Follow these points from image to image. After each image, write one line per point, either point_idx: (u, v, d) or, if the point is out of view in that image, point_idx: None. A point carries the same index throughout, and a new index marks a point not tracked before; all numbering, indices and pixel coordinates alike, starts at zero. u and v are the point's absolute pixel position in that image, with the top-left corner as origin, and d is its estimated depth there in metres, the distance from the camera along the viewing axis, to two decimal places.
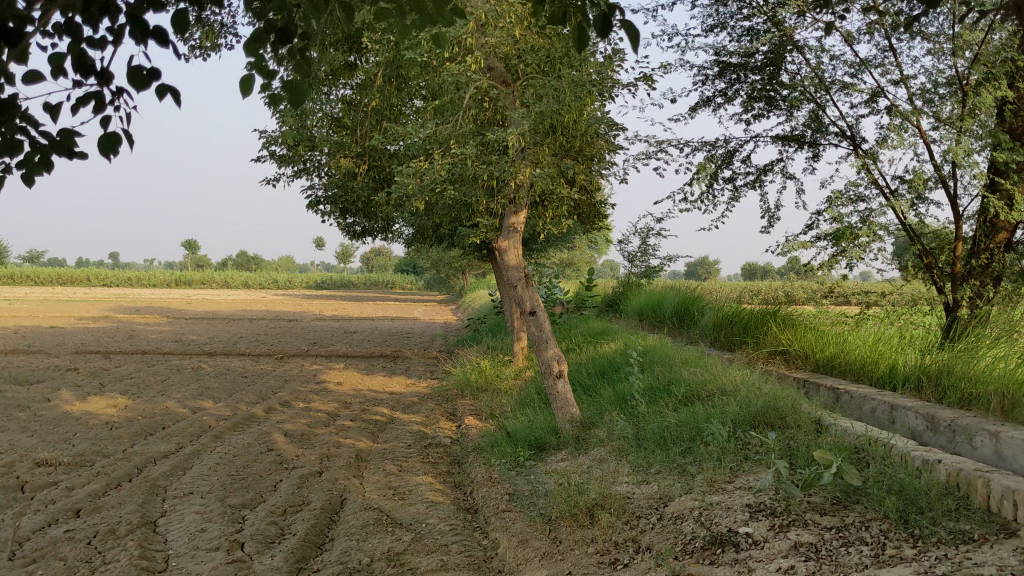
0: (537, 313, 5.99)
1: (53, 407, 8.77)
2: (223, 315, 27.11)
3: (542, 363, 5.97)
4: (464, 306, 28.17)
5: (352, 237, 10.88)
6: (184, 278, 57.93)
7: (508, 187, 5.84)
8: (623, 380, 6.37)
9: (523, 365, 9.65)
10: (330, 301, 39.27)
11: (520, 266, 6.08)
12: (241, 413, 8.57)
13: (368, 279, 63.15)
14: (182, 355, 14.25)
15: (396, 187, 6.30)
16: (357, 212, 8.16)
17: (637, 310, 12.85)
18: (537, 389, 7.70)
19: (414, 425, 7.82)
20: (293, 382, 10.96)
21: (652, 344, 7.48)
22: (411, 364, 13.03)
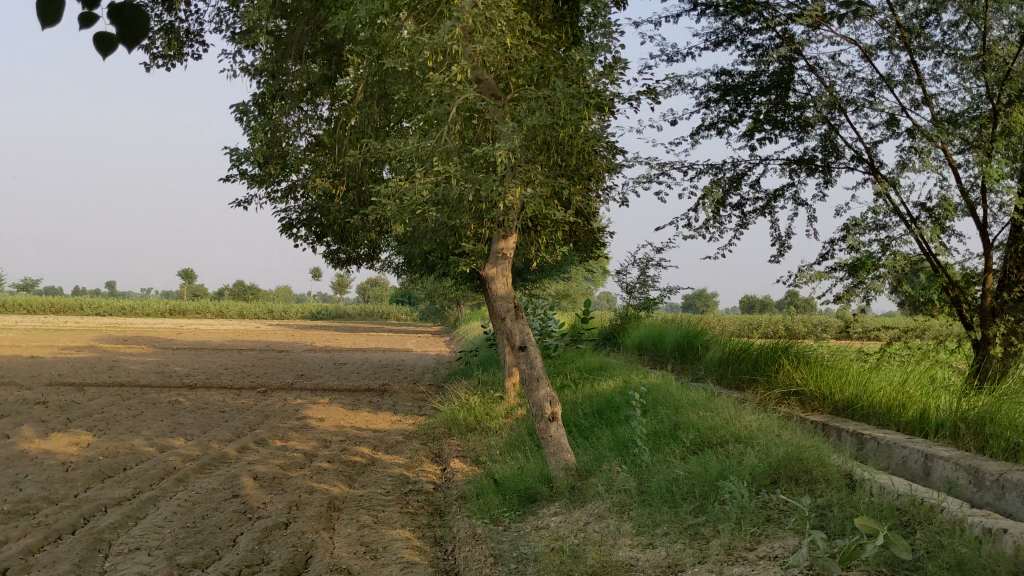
0: (529, 349, 5.39)
1: (9, 445, 8.14)
2: (211, 345, 26.45)
3: (533, 404, 5.37)
4: (458, 338, 27.58)
5: (335, 264, 10.35)
6: (177, 308, 57.27)
7: (497, 209, 5.29)
8: (624, 423, 5.79)
9: (516, 402, 9.08)
10: (321, 331, 38.61)
11: (510, 296, 5.46)
12: (211, 453, 7.96)
13: (364, 310, 62.58)
14: (160, 388, 13.61)
15: (375, 209, 5.75)
16: (337, 237, 7.61)
17: (636, 343, 12.29)
18: (530, 431, 7.12)
19: (396, 468, 7.22)
20: (272, 418, 10.35)
21: (654, 382, 6.91)
22: (399, 398, 12.42)
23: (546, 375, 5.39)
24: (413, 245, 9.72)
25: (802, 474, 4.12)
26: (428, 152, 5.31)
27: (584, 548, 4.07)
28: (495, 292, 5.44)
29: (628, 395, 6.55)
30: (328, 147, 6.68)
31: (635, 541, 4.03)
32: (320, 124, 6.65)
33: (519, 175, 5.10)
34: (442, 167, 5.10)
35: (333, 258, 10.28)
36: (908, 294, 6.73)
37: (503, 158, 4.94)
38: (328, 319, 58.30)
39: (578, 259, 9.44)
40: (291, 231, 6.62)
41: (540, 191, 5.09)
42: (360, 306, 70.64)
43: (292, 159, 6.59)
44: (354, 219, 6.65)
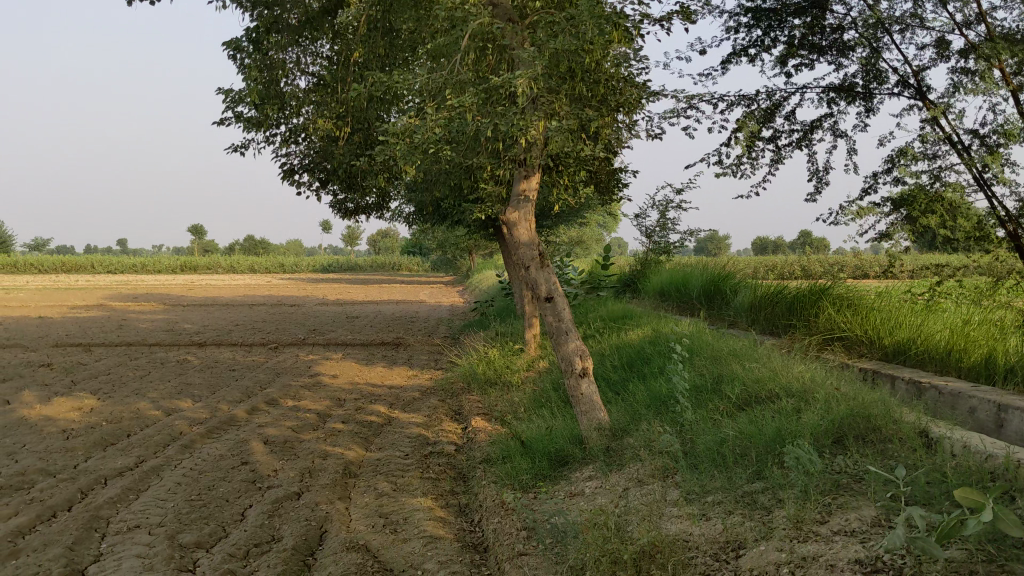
0: (556, 300, 4.91)
1: (9, 412, 7.78)
2: (223, 301, 26.14)
3: (561, 359, 4.92)
4: (471, 288, 27.18)
5: (343, 214, 9.90)
6: (188, 264, 57.01)
7: (518, 146, 4.79)
8: (659, 377, 5.36)
9: (537, 353, 8.67)
10: (333, 285, 38.27)
11: (533, 243, 4.97)
12: (220, 415, 7.58)
13: (375, 262, 62.26)
14: (169, 346, 13.25)
15: (383, 151, 5.26)
16: (343, 183, 7.13)
17: (658, 289, 11.84)
18: (555, 385, 6.71)
19: (413, 428, 6.83)
20: (283, 376, 9.97)
21: (686, 331, 6.48)
22: (414, 352, 12.03)
23: (575, 329, 4.92)
24: (423, 189, 9.23)
25: (869, 433, 3.68)
26: (440, 84, 4.81)
27: (628, 520, 3.66)
28: (518, 239, 4.95)
29: (660, 346, 6.11)
30: (329, 86, 6.17)
31: (685, 511, 3.62)
32: (320, 60, 6.14)
33: (541, 107, 4.61)
34: (456, 100, 4.60)
35: (339, 207, 9.81)
36: (960, 230, 6.24)
37: (524, 88, 4.44)
38: (339, 272, 57.97)
39: (599, 201, 8.94)
40: (293, 179, 6.15)
41: (566, 124, 4.60)
42: (372, 258, 70.30)
43: (290, 99, 6.09)
44: (361, 163, 6.17)
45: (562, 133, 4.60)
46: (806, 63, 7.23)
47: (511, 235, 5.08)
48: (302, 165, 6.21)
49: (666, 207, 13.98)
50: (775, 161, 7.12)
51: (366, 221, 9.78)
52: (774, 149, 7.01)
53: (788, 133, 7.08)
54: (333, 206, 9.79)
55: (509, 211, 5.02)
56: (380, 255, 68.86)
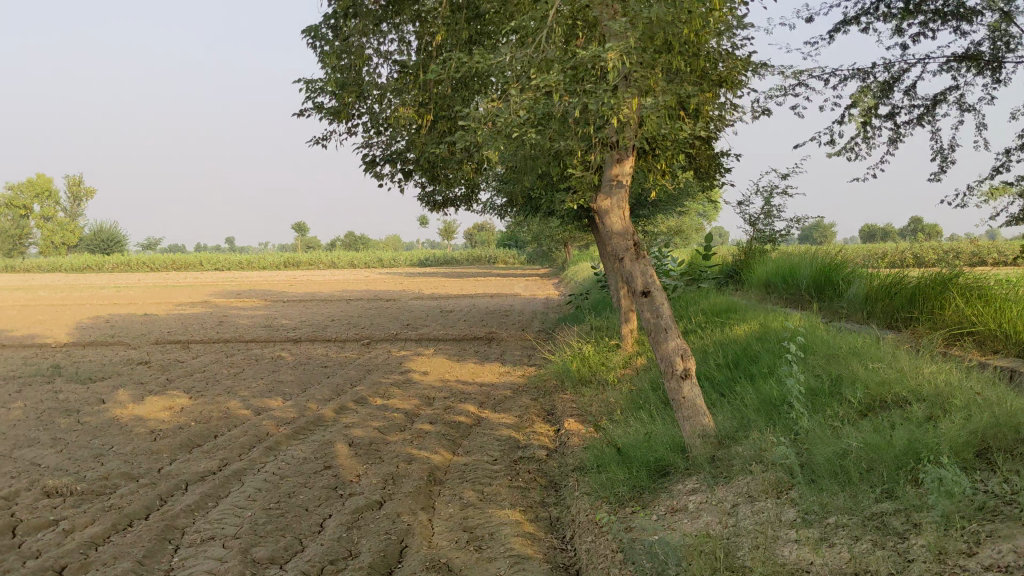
0: (653, 295, 4.49)
1: (102, 411, 7.77)
2: (321, 296, 26.42)
3: (661, 359, 4.51)
4: (567, 280, 26.83)
5: (432, 207, 9.65)
6: (289, 260, 58.20)
7: (610, 128, 4.40)
8: (768, 379, 4.90)
9: (634, 349, 8.25)
10: (429, 278, 38.39)
11: (628, 233, 4.55)
12: (308, 414, 7.41)
13: (471, 255, 62.43)
14: (264, 342, 13.28)
15: (466, 137, 4.93)
16: (428, 173, 6.84)
17: (762, 280, 11.26)
18: (653, 385, 6.29)
19: (504, 428, 6.51)
20: (374, 373, 9.79)
21: (796, 327, 5.98)
22: (508, 347, 11.73)
23: (675, 327, 4.50)
24: (515, 179, 8.90)
25: (1019, 446, 3.19)
26: (525, 63, 4.45)
27: (740, 546, 3.25)
28: (612, 231, 4.56)
29: (771, 346, 5.65)
30: (412, 71, 5.89)
31: (802, 535, 3.19)
32: (401, 45, 5.85)
33: (635, 84, 4.21)
34: (542, 79, 4.24)
35: (429, 198, 9.55)
36: None
37: (616, 64, 4.06)
38: (436, 266, 58.30)
39: (699, 187, 8.46)
40: (375, 172, 5.88)
41: (662, 102, 4.19)
42: (469, 251, 70.55)
43: (371, 84, 5.81)
44: (444, 150, 5.87)
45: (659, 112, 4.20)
46: (928, 31, 6.61)
47: (605, 225, 4.67)
48: (385, 156, 5.94)
49: (769, 194, 13.35)
50: (892, 140, 6.55)
51: (456, 214, 9.51)
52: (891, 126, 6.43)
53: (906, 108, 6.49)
54: (422, 198, 9.53)
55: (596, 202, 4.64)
56: (476, 249, 69.05)
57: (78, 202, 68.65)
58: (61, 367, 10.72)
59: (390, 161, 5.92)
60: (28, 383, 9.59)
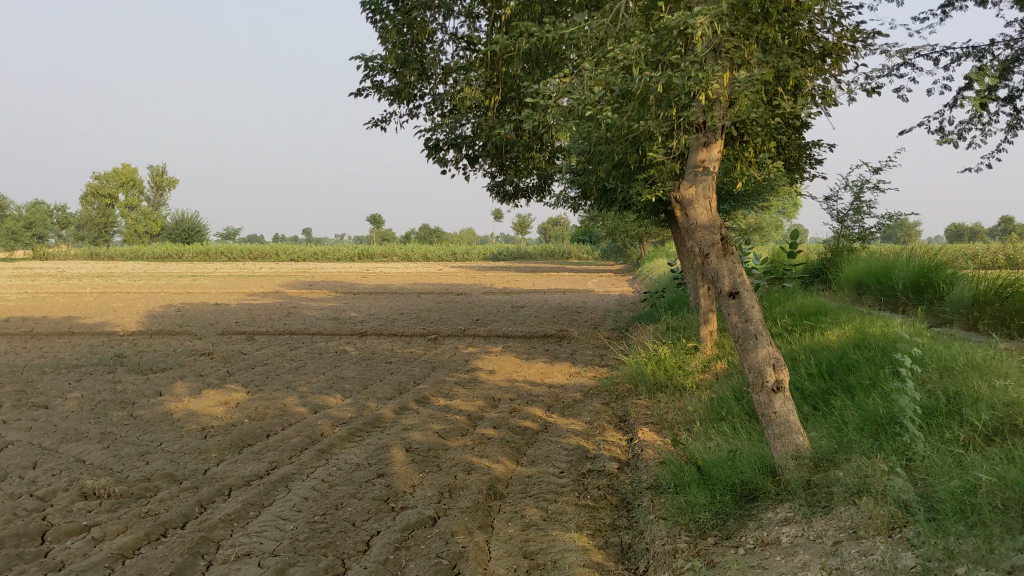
0: (742, 296, 3.94)
1: (158, 404, 7.53)
2: (392, 289, 26.24)
3: (751, 370, 3.96)
4: (642, 277, 26.17)
5: (502, 198, 9.22)
6: (363, 252, 58.57)
7: (698, 106, 3.87)
8: (873, 396, 4.33)
9: (714, 352, 7.70)
10: (502, 272, 38.03)
11: (713, 226, 3.99)
12: (367, 414, 7.04)
13: (544, 250, 62.05)
14: (330, 335, 13.03)
15: (535, 117, 4.45)
16: (496, 159, 6.39)
17: (852, 281, 10.58)
18: (738, 395, 5.75)
19: (572, 436, 6.04)
20: (439, 370, 9.41)
21: (900, 335, 5.38)
22: (579, 346, 11.25)
23: (767, 333, 3.95)
24: (590, 168, 8.40)
25: None
26: (602, 33, 3.95)
27: None
28: (695, 223, 4.02)
29: (873, 355, 5.06)
30: (479, 50, 5.44)
31: None
32: (468, 20, 5.42)
33: (727, 55, 3.69)
34: (620, 49, 3.75)
35: (499, 188, 9.12)
36: None
37: (705, 32, 3.54)
38: (509, 260, 57.97)
39: (788, 179, 7.86)
40: (437, 157, 5.45)
41: (759, 76, 3.66)
42: (542, 246, 70.06)
43: (435, 62, 5.38)
44: (512, 133, 5.41)
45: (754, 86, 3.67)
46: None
47: (686, 217, 4.12)
48: (449, 140, 5.51)
49: (860, 189, 12.59)
50: (1010, 128, 5.89)
51: (527, 204, 9.06)
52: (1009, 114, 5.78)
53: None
54: (491, 186, 9.10)
55: (675, 192, 4.11)
56: (549, 244, 68.63)
57: (161, 193, 70.20)
58: (126, 357, 10.59)
59: (454, 145, 5.48)
60: (89, 373, 9.46)
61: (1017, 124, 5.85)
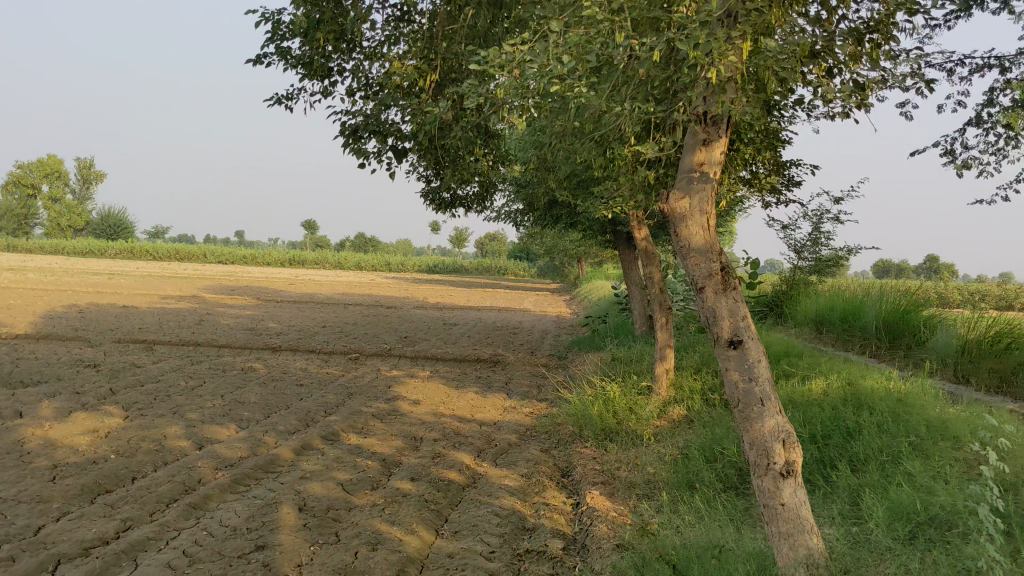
0: (746, 346, 2.93)
1: (11, 430, 6.27)
2: (321, 298, 24.87)
3: (753, 444, 2.95)
4: (581, 298, 25.22)
5: (437, 207, 8.18)
6: (295, 258, 56.80)
7: (703, 86, 2.84)
8: (901, 485, 3.35)
9: (671, 394, 6.72)
10: (437, 286, 36.91)
11: (710, 250, 2.98)
12: (261, 453, 5.89)
13: (482, 265, 61.04)
14: (240, 348, 11.75)
15: (481, 93, 3.41)
16: (431, 154, 5.33)
17: (815, 316, 9.73)
18: (708, 458, 4.77)
19: (504, 495, 4.98)
20: (355, 398, 8.26)
21: (906, 397, 4.45)
22: (515, 374, 10.19)
23: (777, 400, 2.95)
24: (542, 168, 7.38)
25: None
26: None
27: None
28: (687, 247, 3.01)
29: (884, 423, 4.08)
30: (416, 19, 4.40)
31: None
32: None
33: (749, 19, 2.67)
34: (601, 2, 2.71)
35: (434, 194, 8.07)
36: None
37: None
38: (445, 273, 56.75)
39: (764, 200, 6.94)
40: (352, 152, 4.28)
41: (790, 49, 2.64)
42: (479, 260, 68.85)
43: (357, 29, 4.31)
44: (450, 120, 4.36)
45: (791, 68, 2.68)
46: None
47: (674, 235, 3.09)
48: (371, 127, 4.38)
49: (818, 220, 11.78)
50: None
51: (465, 213, 8.02)
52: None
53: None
54: (424, 192, 8.05)
55: (661, 203, 3.09)
56: (486, 259, 67.61)
57: (86, 186, 67.45)
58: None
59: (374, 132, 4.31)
60: None
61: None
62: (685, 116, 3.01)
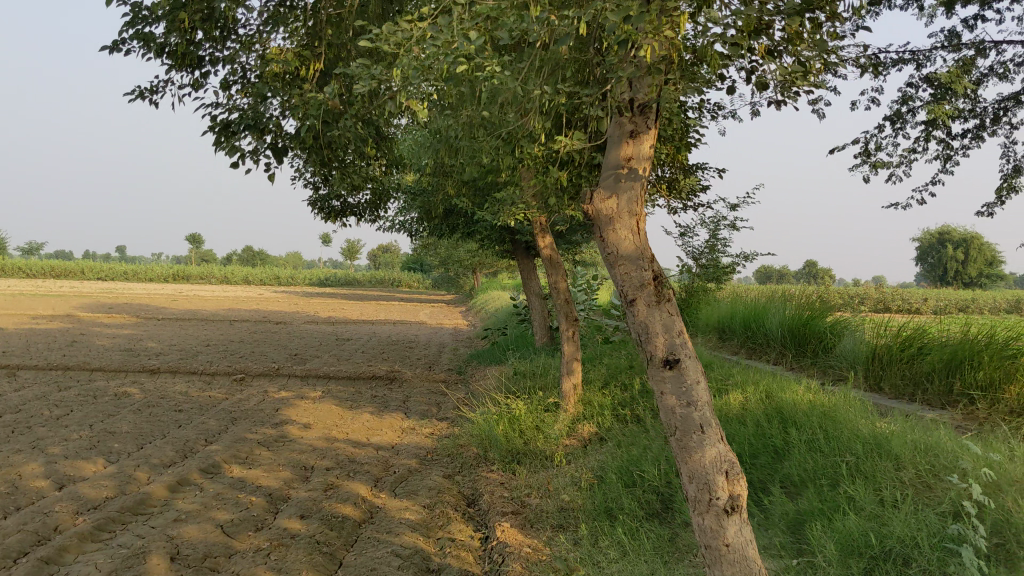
0: (683, 366, 2.56)
1: None
2: (208, 315, 23.76)
3: (691, 478, 2.56)
4: (477, 310, 24.83)
5: (327, 215, 7.66)
6: (180, 273, 54.72)
7: (633, 68, 2.46)
8: (847, 515, 3.03)
9: (579, 410, 6.36)
10: (329, 299, 35.96)
11: (641, 257, 2.61)
12: (130, 492, 5.27)
13: (375, 277, 60.06)
14: (115, 371, 10.90)
15: (375, 79, 2.96)
16: (318, 156, 4.83)
17: (718, 324, 9.56)
18: (626, 483, 4.40)
19: (405, 530, 4.52)
20: (239, 424, 7.64)
21: (832, 410, 4.18)
22: (412, 392, 9.69)
23: (717, 426, 2.58)
24: (438, 172, 6.96)
25: None
26: None
27: None
28: (616, 253, 2.63)
29: (816, 445, 3.77)
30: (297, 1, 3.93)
31: None
32: None
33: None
34: None
35: (322, 202, 7.55)
36: None
37: None
38: (337, 286, 55.58)
39: (670, 205, 6.66)
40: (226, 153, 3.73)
41: (733, 23, 2.29)
42: (373, 272, 67.77)
43: (230, 13, 3.81)
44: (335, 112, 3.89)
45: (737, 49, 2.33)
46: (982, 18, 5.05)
47: (599, 242, 2.72)
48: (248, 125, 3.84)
49: (714, 226, 11.65)
50: (938, 162, 4.85)
51: (357, 222, 7.52)
52: (941, 142, 4.73)
53: (956, 124, 4.81)
54: (311, 200, 7.53)
55: (583, 204, 2.71)
56: (379, 271, 66.61)
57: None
58: None
59: (250, 128, 3.77)
60: None
61: (949, 157, 4.81)
62: (611, 105, 2.65)
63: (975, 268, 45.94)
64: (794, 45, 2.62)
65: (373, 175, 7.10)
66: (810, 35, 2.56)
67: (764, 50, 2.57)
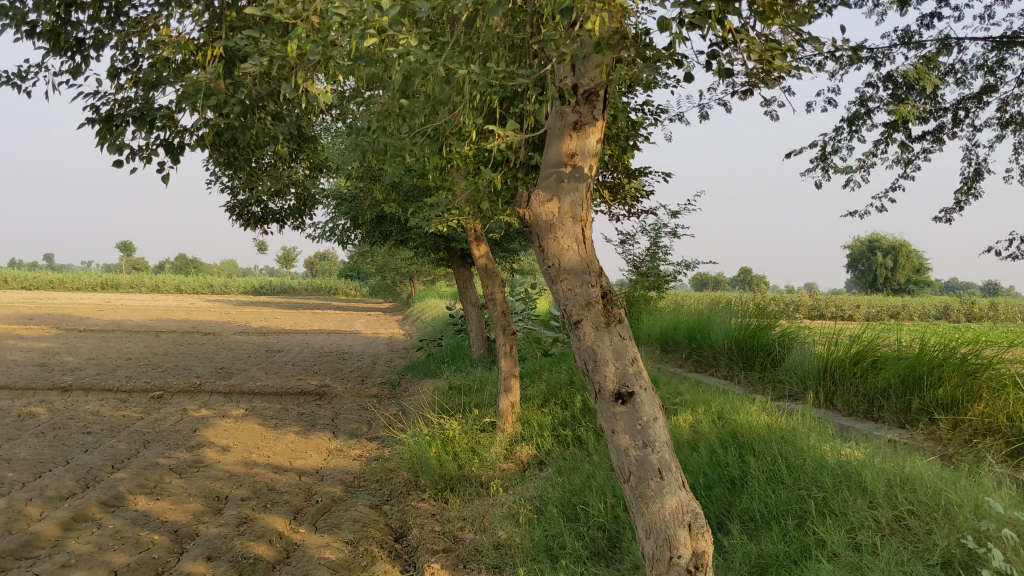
0: (638, 399, 2.18)
1: None
2: (133, 326, 22.83)
3: (649, 533, 2.17)
4: (414, 319, 24.32)
5: (247, 222, 7.16)
6: (108, 282, 53.05)
7: (583, 42, 2.07)
8: (822, 564, 2.68)
9: (517, 430, 5.96)
10: (263, 309, 35.05)
11: (587, 271, 2.22)
12: (16, 532, 4.70)
13: (311, 285, 59.02)
14: (22, 389, 10.16)
15: (274, 59, 2.51)
16: (227, 157, 4.35)
17: (660, 335, 9.25)
18: (570, 517, 4.00)
19: (324, 573, 4.05)
20: (151, 448, 7.06)
21: (790, 436, 3.84)
22: (342, 408, 9.18)
23: (677, 470, 2.21)
24: (365, 175, 6.51)
25: None
26: None
27: None
28: (557, 267, 2.24)
29: (776, 479, 3.41)
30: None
31: None
32: None
33: None
34: None
35: (241, 208, 7.04)
36: None
37: None
38: (271, 295, 54.47)
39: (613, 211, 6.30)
40: (110, 151, 3.22)
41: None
42: (309, 280, 66.66)
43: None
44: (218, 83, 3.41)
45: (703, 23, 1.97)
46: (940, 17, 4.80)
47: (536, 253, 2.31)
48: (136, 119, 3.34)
49: (655, 234, 11.35)
50: (898, 167, 4.56)
51: (279, 229, 7.03)
52: (900, 145, 4.44)
53: (916, 126, 4.53)
54: (229, 206, 7.01)
55: (518, 208, 2.30)
56: (315, 279, 65.53)
57: None
58: None
59: (139, 122, 3.27)
60: None
61: (908, 161, 4.53)
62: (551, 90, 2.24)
63: (904, 275, 46.74)
64: (765, 21, 2.26)
65: (296, 178, 6.62)
66: (783, 12, 2.21)
67: (734, 25, 2.20)
